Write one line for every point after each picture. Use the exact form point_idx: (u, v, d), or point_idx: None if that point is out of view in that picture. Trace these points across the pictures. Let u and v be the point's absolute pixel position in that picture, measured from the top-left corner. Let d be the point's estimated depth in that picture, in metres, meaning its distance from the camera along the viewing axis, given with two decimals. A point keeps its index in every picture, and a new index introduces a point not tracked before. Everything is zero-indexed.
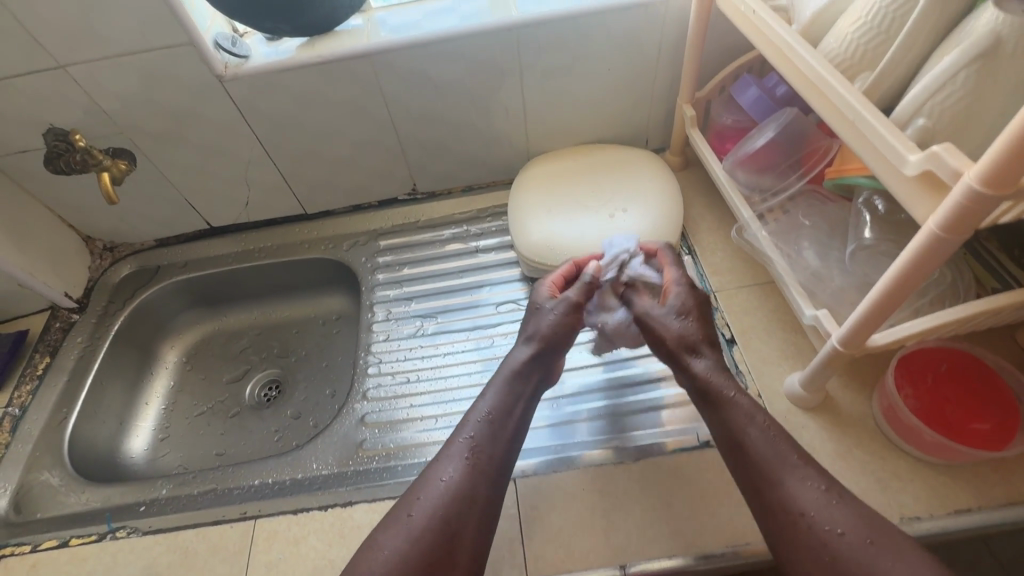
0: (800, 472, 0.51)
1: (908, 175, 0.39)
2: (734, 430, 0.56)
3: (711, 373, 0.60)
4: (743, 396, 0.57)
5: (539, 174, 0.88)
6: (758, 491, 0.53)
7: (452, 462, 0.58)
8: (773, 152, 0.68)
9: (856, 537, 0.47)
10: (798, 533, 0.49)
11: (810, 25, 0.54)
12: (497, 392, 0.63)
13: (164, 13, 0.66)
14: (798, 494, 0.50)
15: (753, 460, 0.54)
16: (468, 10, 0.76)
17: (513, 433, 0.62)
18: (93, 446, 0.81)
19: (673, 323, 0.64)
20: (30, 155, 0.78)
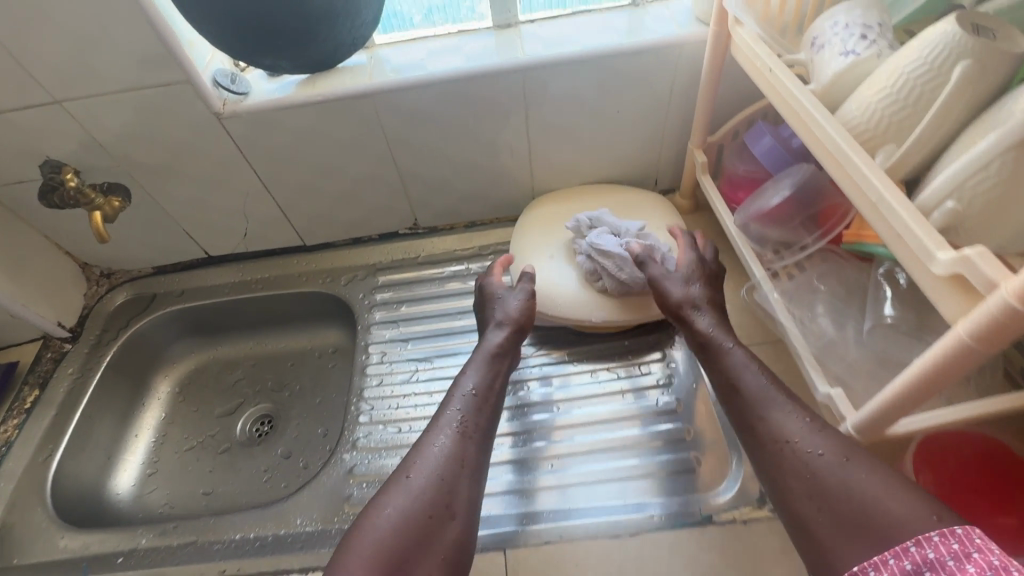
0: (784, 406, 0.54)
1: (936, 274, 0.36)
2: (732, 376, 0.59)
3: (713, 328, 0.65)
4: (740, 347, 0.62)
5: (545, 215, 0.85)
6: (752, 429, 0.55)
7: (446, 429, 0.61)
8: (787, 209, 0.65)
9: (842, 458, 0.48)
10: (788, 462, 0.50)
11: (829, 87, 0.51)
12: (478, 368, 0.68)
13: (161, 52, 0.65)
14: (787, 427, 0.52)
15: (745, 408, 0.56)
16: (473, 50, 0.74)
17: (496, 403, 0.67)
18: (78, 483, 0.79)
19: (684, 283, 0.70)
20: (27, 186, 0.77)
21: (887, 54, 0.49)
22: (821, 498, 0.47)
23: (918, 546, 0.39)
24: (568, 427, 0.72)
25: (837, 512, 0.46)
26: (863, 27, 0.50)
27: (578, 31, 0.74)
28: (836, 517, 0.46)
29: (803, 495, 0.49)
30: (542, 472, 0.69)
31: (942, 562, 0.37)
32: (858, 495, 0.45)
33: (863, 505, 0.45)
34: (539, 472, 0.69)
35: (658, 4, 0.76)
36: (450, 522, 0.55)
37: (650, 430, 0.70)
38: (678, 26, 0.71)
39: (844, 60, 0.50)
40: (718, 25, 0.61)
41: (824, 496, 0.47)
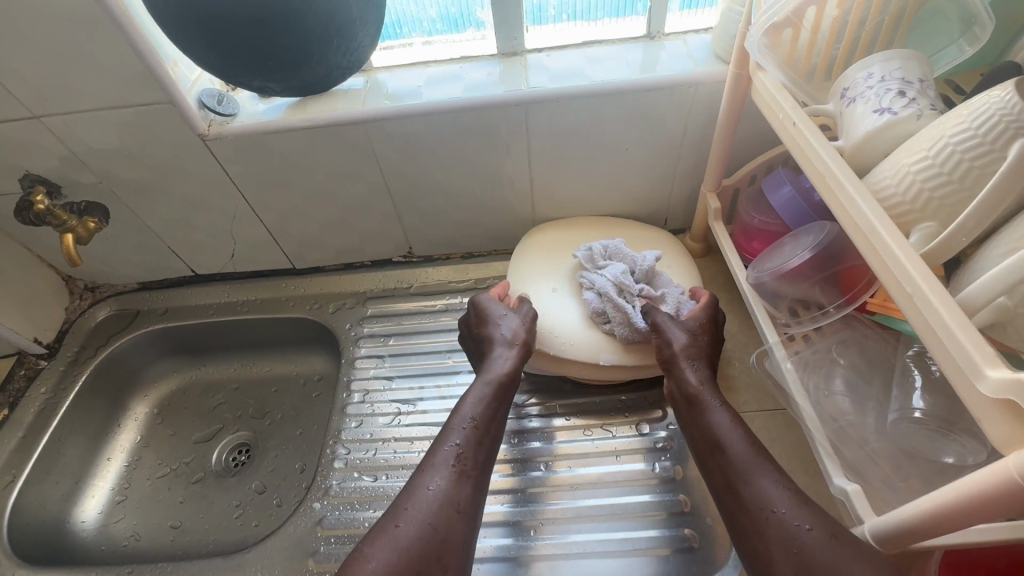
0: (765, 469, 0.52)
1: (983, 393, 0.30)
2: (716, 435, 0.56)
3: (701, 384, 0.61)
4: (725, 413, 0.57)
5: (548, 243, 0.79)
6: (733, 488, 0.52)
7: (443, 469, 0.57)
8: (805, 269, 0.59)
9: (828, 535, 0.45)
10: (771, 530, 0.48)
11: (859, 148, 0.45)
12: (480, 399, 0.63)
13: (143, 72, 0.62)
14: (772, 495, 0.49)
15: (724, 466, 0.54)
16: (474, 79, 0.70)
17: (495, 437, 0.63)
18: (38, 512, 0.76)
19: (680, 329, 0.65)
20: (6, 199, 0.75)
21: (927, 115, 0.44)
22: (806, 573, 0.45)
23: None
24: (562, 492, 0.67)
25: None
26: (902, 82, 0.45)
27: (587, 64, 0.69)
28: None
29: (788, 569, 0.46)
30: (536, 540, 0.64)
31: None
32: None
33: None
34: (535, 538, 0.64)
35: (674, 37, 0.71)
36: (444, 574, 0.51)
37: (650, 500, 0.65)
38: (695, 63, 0.66)
39: (877, 119, 0.44)
40: (738, 65, 0.56)
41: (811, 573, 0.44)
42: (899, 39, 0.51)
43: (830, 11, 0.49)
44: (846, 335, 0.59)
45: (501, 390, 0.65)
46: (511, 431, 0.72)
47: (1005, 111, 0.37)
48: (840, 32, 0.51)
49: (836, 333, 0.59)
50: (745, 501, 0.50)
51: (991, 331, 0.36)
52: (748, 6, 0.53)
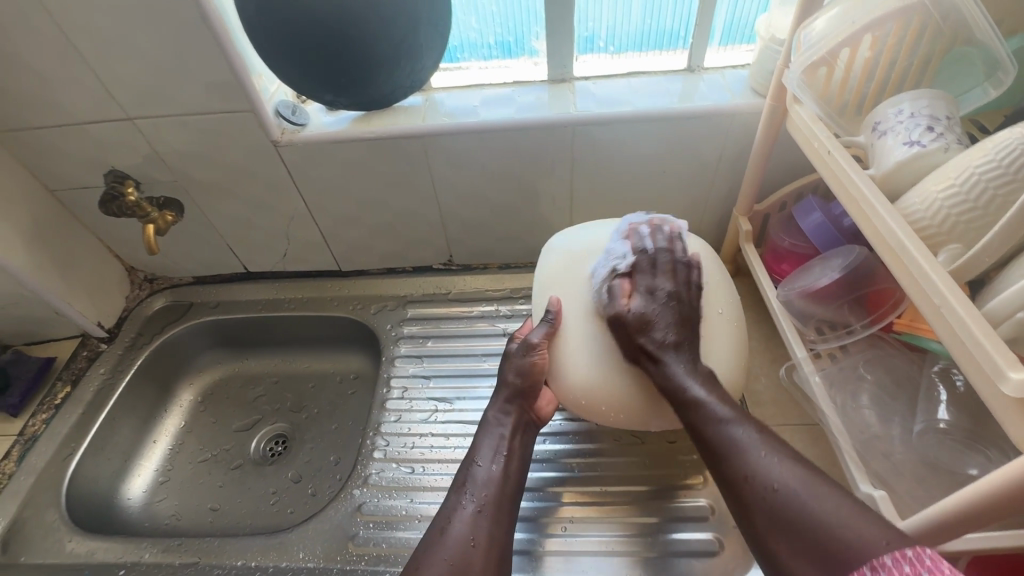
0: (739, 433, 0.51)
1: (1006, 394, 0.33)
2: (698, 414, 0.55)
3: (688, 376, 0.58)
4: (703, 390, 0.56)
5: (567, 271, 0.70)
6: (717, 466, 0.52)
7: (460, 508, 0.59)
8: (835, 290, 0.62)
9: (804, 486, 0.45)
10: (749, 495, 0.47)
11: (889, 176, 0.49)
12: (493, 442, 0.65)
13: (232, 83, 0.69)
14: (755, 462, 0.48)
15: (707, 443, 0.53)
16: (526, 101, 0.76)
17: (519, 478, 0.64)
18: (90, 487, 0.80)
19: (656, 321, 0.61)
20: (90, 192, 0.82)
21: (953, 149, 0.48)
22: (782, 532, 0.44)
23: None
24: (594, 494, 0.70)
25: (799, 542, 0.43)
26: (930, 118, 0.49)
27: (631, 91, 0.75)
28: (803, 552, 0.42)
29: (764, 527, 0.46)
30: (549, 535, 0.67)
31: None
32: (818, 516, 0.42)
33: (825, 536, 0.41)
34: (546, 534, 0.67)
35: (712, 71, 0.77)
36: None
37: (679, 504, 0.68)
38: (732, 95, 0.71)
39: (907, 150, 0.48)
40: (774, 99, 0.61)
41: (784, 524, 0.44)
42: (928, 77, 0.56)
43: (862, 53, 0.54)
44: (871, 355, 0.62)
45: (520, 433, 0.67)
46: (554, 432, 0.76)
47: None
48: (871, 72, 0.56)
49: (862, 352, 0.63)
50: (728, 475, 0.50)
51: None
52: (786, 46, 0.58)
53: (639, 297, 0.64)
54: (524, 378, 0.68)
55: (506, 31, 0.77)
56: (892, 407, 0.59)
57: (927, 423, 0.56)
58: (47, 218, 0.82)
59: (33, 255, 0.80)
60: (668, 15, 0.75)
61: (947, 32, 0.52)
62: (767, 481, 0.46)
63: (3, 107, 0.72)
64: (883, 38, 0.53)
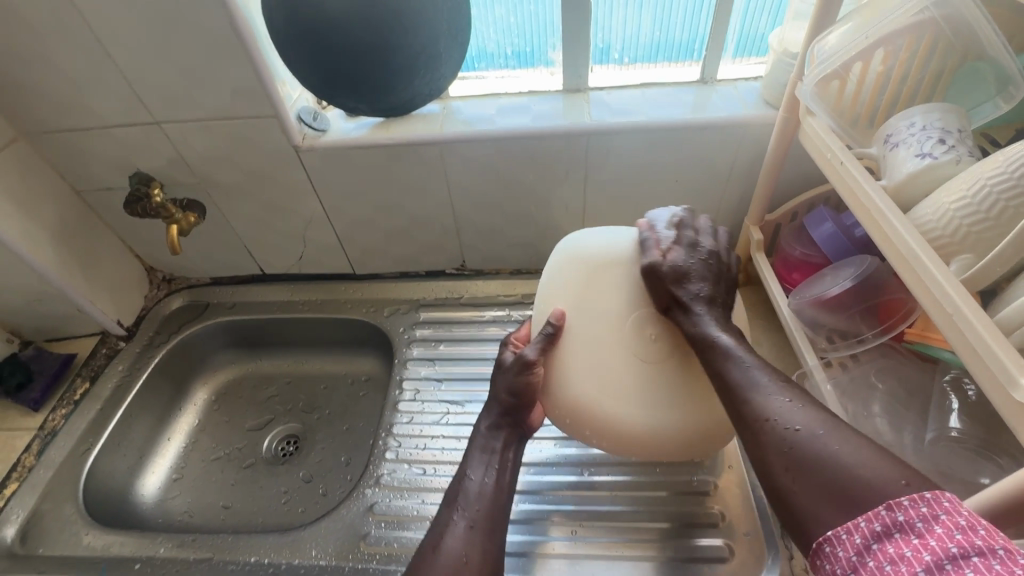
0: (760, 376, 0.49)
1: (1018, 400, 0.34)
2: (716, 360, 0.53)
3: (712, 325, 0.55)
4: (723, 334, 0.54)
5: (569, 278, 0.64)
6: (733, 407, 0.49)
7: (451, 524, 0.58)
8: (847, 298, 0.62)
9: (826, 430, 0.43)
10: (766, 440, 0.45)
11: (902, 187, 0.50)
12: (484, 455, 0.65)
13: (258, 90, 0.71)
14: (771, 404, 0.46)
15: (726, 385, 0.51)
16: (541, 110, 0.77)
17: (509, 491, 0.64)
18: (106, 481, 0.81)
19: (692, 272, 0.59)
20: (116, 193, 0.84)
21: (965, 161, 0.49)
22: (798, 472, 0.42)
23: (887, 509, 0.36)
24: (601, 498, 0.71)
25: (813, 482, 0.41)
26: (942, 130, 0.50)
27: (645, 101, 0.76)
28: (816, 490, 0.40)
29: (781, 469, 0.43)
30: (550, 538, 0.68)
31: (912, 525, 0.34)
32: (835, 463, 0.41)
33: (846, 476, 0.40)
34: (548, 537, 0.68)
35: (725, 83, 0.78)
36: None
37: (688, 510, 0.68)
38: (745, 106, 0.73)
39: (919, 162, 0.49)
40: (788, 111, 0.62)
41: (801, 468, 0.42)
42: (940, 93, 0.56)
43: (875, 67, 0.55)
44: (882, 364, 0.63)
45: (509, 447, 0.67)
46: (563, 437, 0.77)
47: None
48: (884, 85, 0.57)
49: (873, 361, 0.63)
50: (741, 415, 0.48)
51: None
52: (799, 59, 0.60)
53: (679, 250, 0.61)
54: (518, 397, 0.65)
55: (523, 42, 0.80)
56: (903, 416, 0.59)
57: (939, 432, 0.56)
58: (73, 218, 0.84)
59: (58, 253, 0.82)
60: (682, 27, 0.76)
61: (959, 49, 0.53)
62: (789, 420, 0.44)
63: (37, 110, 0.74)
64: (895, 52, 0.54)
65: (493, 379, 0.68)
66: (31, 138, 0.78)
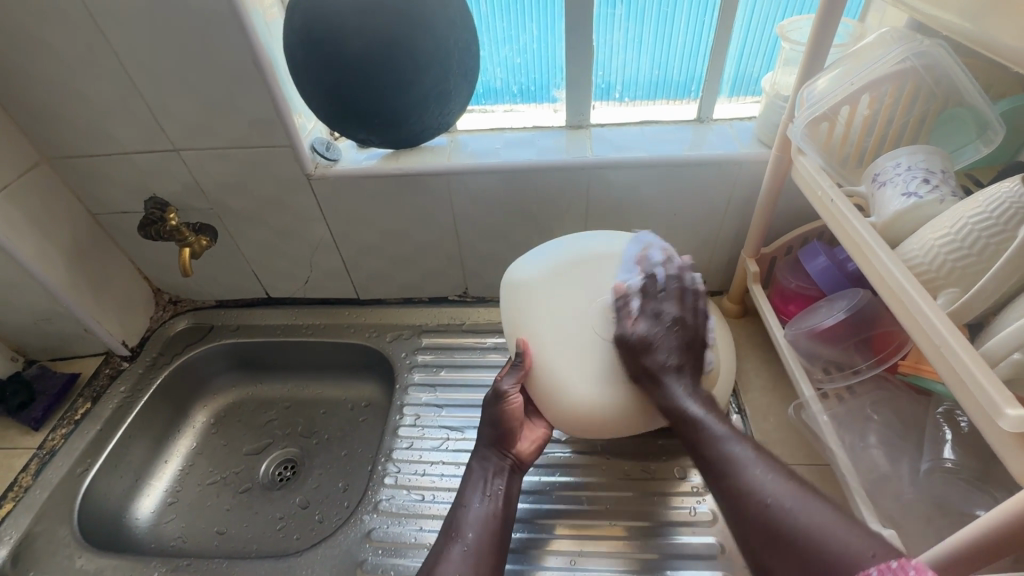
0: (738, 450, 0.54)
1: (1005, 429, 0.35)
2: (699, 425, 0.59)
3: (685, 396, 0.61)
4: (699, 407, 0.60)
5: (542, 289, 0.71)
6: (714, 477, 0.55)
7: (445, 552, 0.61)
8: (841, 331, 0.64)
9: (795, 503, 0.48)
10: (747, 512, 0.50)
11: (890, 223, 0.53)
12: (479, 481, 0.67)
13: (274, 122, 0.74)
14: (754, 481, 0.51)
15: (705, 458, 0.57)
16: (545, 145, 0.81)
17: (506, 516, 0.65)
18: (102, 503, 0.81)
19: (656, 342, 0.63)
20: (130, 216, 0.87)
21: (948, 201, 0.52)
22: (773, 548, 0.47)
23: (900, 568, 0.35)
24: (597, 528, 0.70)
25: (791, 555, 0.46)
26: (926, 171, 0.53)
27: (644, 137, 0.80)
28: (788, 564, 0.46)
29: (759, 543, 0.49)
30: (544, 568, 0.67)
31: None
32: (815, 539, 0.45)
33: (810, 554, 0.45)
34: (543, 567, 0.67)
35: (722, 122, 0.82)
36: None
37: (687, 541, 0.68)
38: (739, 145, 0.76)
39: (905, 201, 0.52)
40: (780, 150, 0.65)
41: (777, 547, 0.47)
42: (924, 136, 0.59)
43: (861, 111, 0.59)
44: (877, 396, 0.64)
45: (506, 474, 0.68)
46: (565, 465, 0.77)
47: (1016, 202, 0.45)
48: (870, 128, 0.60)
49: (868, 394, 0.65)
50: (725, 490, 0.53)
51: (1013, 385, 0.41)
52: (789, 102, 0.63)
53: (644, 322, 0.65)
54: (500, 425, 0.69)
55: (528, 81, 0.84)
56: (899, 447, 0.61)
57: (933, 463, 0.57)
58: (87, 239, 0.86)
59: (71, 273, 0.84)
60: (678, 67, 0.81)
61: (939, 96, 0.56)
62: (761, 496, 0.50)
63: (61, 136, 0.77)
64: (881, 98, 0.57)
65: (483, 411, 0.71)
66: (53, 162, 0.81)
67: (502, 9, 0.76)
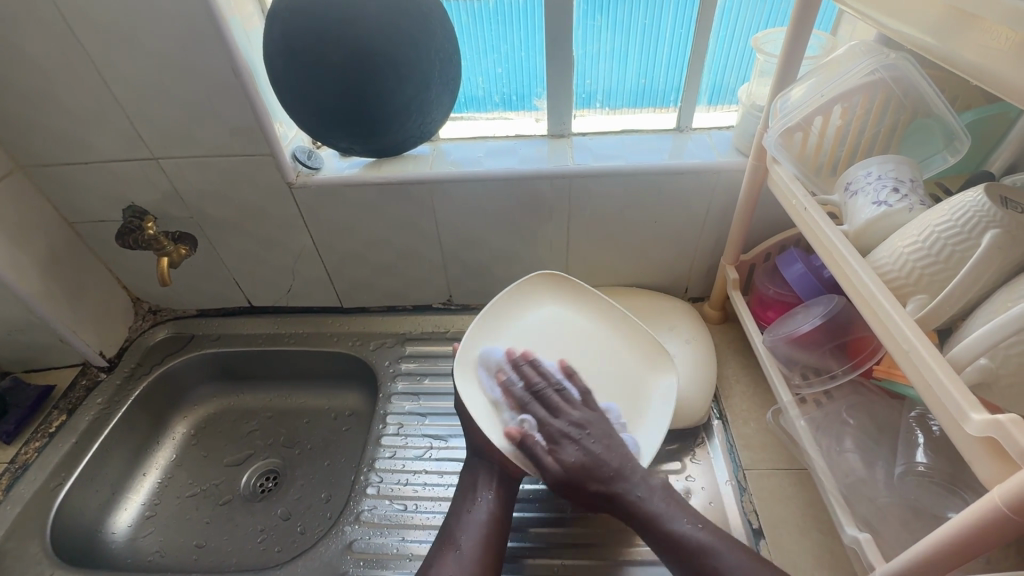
0: (725, 562, 0.56)
1: (970, 433, 0.36)
2: (680, 536, 0.58)
3: (653, 498, 0.61)
4: (685, 522, 0.59)
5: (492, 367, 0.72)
6: None
7: (441, 562, 0.61)
8: (818, 335, 0.65)
9: None
10: None
11: (862, 232, 0.54)
12: (472, 490, 0.67)
13: (256, 131, 0.74)
14: None
15: (696, 574, 0.56)
16: (526, 154, 0.81)
17: (501, 521, 0.65)
18: (76, 519, 0.79)
19: (594, 462, 0.63)
20: (108, 225, 0.86)
21: (917, 209, 0.53)
22: None
23: None
24: (578, 536, 0.70)
25: None
26: (895, 180, 0.54)
27: (625, 147, 0.81)
28: None
29: None
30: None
31: None
32: None
33: None
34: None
35: (700, 131, 0.83)
36: None
37: None
38: (718, 154, 0.77)
39: (876, 209, 0.53)
40: (756, 160, 0.66)
41: None
42: (895, 146, 0.61)
43: (833, 121, 0.60)
44: (854, 401, 0.66)
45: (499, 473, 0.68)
46: None
47: (979, 209, 0.46)
48: (843, 138, 0.61)
49: (844, 399, 0.66)
50: None
51: (980, 390, 0.41)
52: (763, 113, 0.64)
53: (566, 445, 0.65)
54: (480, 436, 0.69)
55: (509, 90, 0.85)
56: (875, 451, 0.62)
57: (907, 466, 0.59)
58: (62, 249, 0.85)
59: (46, 283, 0.82)
60: (660, 75, 0.81)
61: (909, 108, 0.57)
62: None
63: (36, 144, 0.76)
64: (852, 109, 0.59)
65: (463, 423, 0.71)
66: (28, 170, 0.79)
67: (483, 20, 0.77)
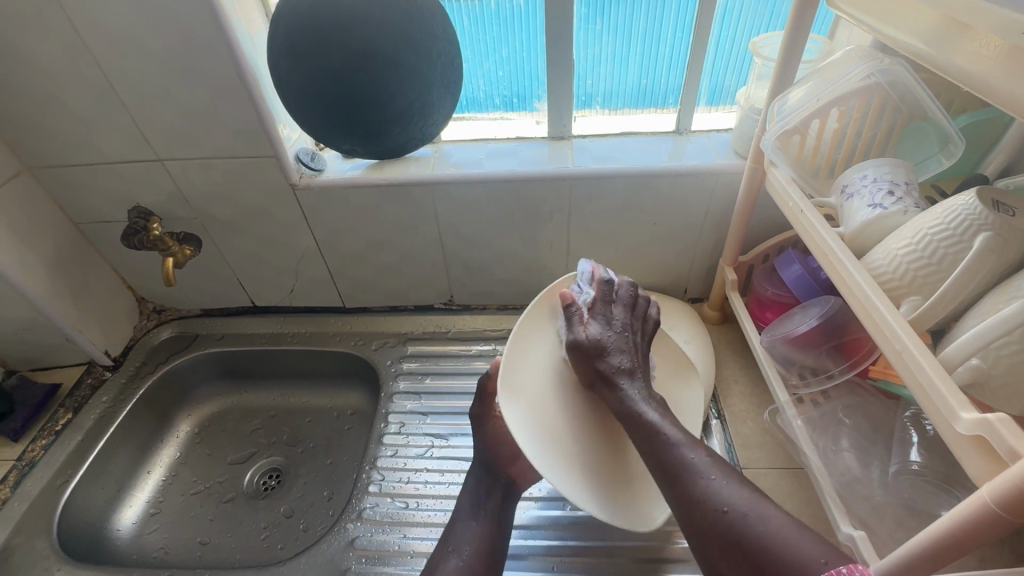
0: (696, 458, 0.52)
1: (961, 431, 0.36)
2: (656, 433, 0.55)
3: (641, 401, 0.58)
4: (659, 417, 0.57)
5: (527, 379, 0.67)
6: (677, 483, 0.51)
7: (443, 563, 0.63)
8: (814, 336, 0.66)
9: (749, 509, 0.47)
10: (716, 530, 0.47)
11: (857, 234, 0.55)
12: (473, 497, 0.68)
13: (260, 134, 0.75)
14: (721, 493, 0.48)
15: (661, 462, 0.53)
16: (527, 155, 0.82)
17: (501, 529, 0.66)
18: (81, 516, 0.80)
19: (609, 348, 0.63)
20: (113, 225, 0.87)
21: (912, 212, 0.54)
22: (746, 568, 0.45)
23: None
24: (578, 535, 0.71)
25: None
26: (890, 183, 0.55)
27: (625, 149, 0.81)
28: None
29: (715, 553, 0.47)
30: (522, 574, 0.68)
31: None
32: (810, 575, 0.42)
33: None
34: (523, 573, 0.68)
35: (699, 133, 0.84)
36: None
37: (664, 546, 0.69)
38: (717, 156, 0.78)
39: (871, 212, 0.54)
40: (754, 162, 0.67)
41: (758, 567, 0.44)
42: (891, 149, 0.61)
43: (830, 125, 0.61)
44: (850, 400, 0.67)
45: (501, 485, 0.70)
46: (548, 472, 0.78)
47: (972, 212, 0.47)
48: (840, 141, 0.62)
49: (841, 399, 0.67)
50: (685, 496, 0.50)
51: (971, 390, 0.42)
52: (761, 116, 0.65)
53: (596, 323, 0.65)
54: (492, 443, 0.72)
55: (510, 92, 0.86)
56: (870, 451, 0.63)
57: (901, 466, 0.60)
58: (68, 249, 0.86)
59: (52, 282, 0.83)
60: (661, 77, 0.82)
61: (905, 111, 0.58)
62: (730, 505, 0.47)
63: (42, 146, 0.77)
64: (849, 112, 0.59)
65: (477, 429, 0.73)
66: (34, 171, 0.80)
67: (484, 23, 0.78)
